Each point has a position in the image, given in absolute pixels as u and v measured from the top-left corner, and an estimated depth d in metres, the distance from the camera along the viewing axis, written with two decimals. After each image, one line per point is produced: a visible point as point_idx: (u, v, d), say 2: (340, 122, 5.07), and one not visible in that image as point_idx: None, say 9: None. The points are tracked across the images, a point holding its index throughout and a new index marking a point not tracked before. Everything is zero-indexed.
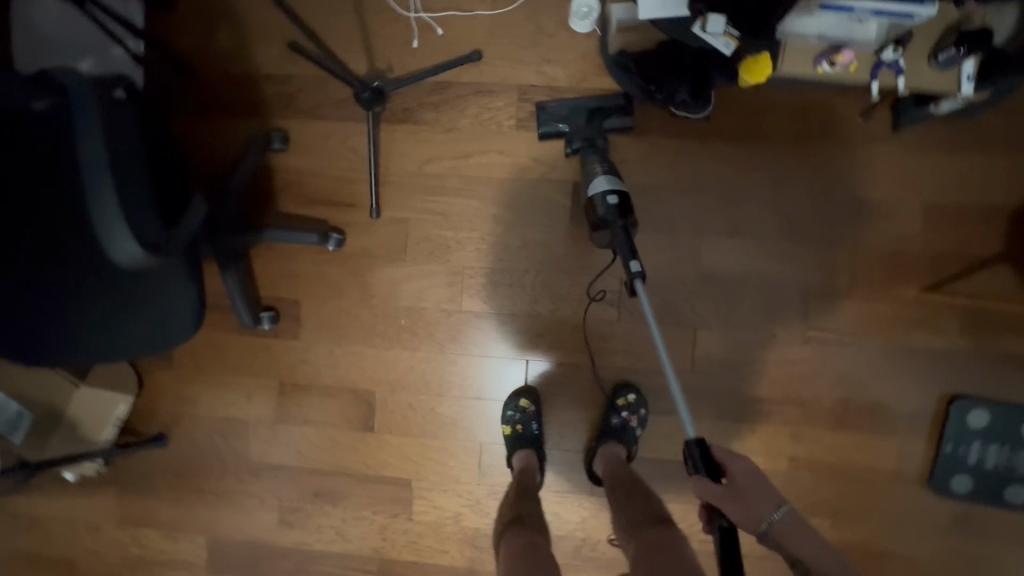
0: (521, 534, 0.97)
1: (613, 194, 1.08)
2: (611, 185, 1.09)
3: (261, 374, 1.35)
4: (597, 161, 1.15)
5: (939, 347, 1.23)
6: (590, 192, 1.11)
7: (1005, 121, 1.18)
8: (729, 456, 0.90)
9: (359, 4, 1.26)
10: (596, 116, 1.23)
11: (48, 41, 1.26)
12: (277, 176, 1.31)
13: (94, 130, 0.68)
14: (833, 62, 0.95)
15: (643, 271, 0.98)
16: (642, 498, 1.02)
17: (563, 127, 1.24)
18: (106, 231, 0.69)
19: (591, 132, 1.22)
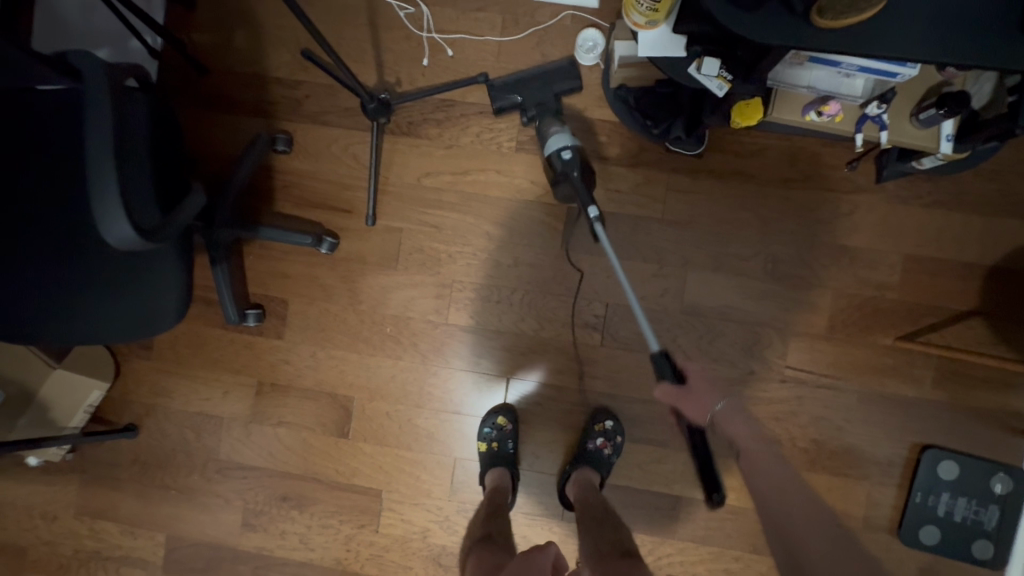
0: (492, 553, 0.95)
1: (568, 149, 1.07)
2: (566, 140, 1.09)
3: (240, 371, 1.34)
4: (555, 123, 1.13)
5: (912, 396, 1.25)
6: (545, 150, 1.10)
7: (983, 182, 1.23)
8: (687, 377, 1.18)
9: (373, 20, 1.31)
10: (546, 83, 1.27)
11: (71, 28, 1.29)
12: (277, 177, 1.33)
13: (104, 115, 0.71)
14: (820, 112, 0.99)
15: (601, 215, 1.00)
16: (610, 528, 1.01)
17: (516, 97, 1.27)
18: (102, 211, 0.70)
19: (545, 96, 1.25)
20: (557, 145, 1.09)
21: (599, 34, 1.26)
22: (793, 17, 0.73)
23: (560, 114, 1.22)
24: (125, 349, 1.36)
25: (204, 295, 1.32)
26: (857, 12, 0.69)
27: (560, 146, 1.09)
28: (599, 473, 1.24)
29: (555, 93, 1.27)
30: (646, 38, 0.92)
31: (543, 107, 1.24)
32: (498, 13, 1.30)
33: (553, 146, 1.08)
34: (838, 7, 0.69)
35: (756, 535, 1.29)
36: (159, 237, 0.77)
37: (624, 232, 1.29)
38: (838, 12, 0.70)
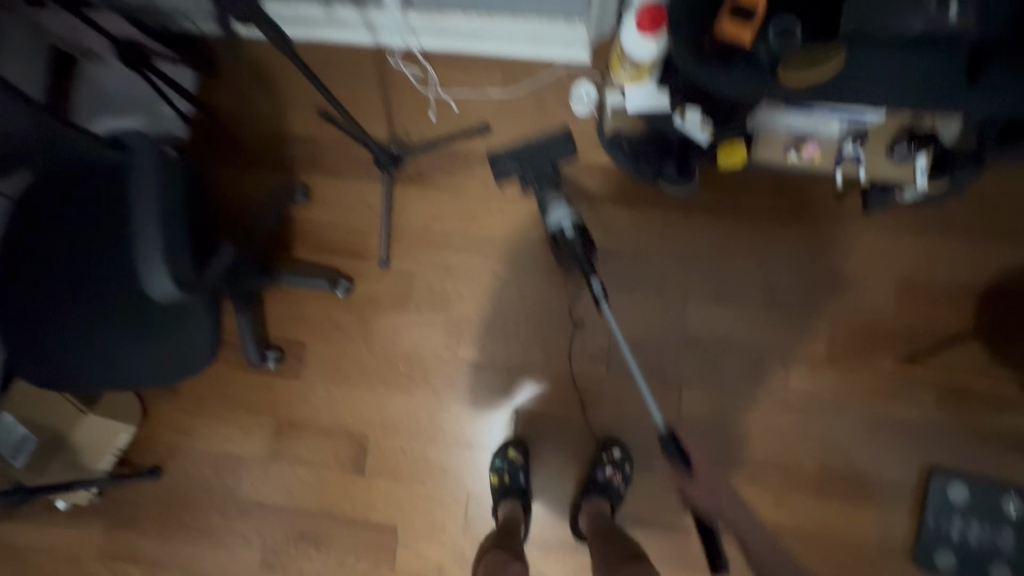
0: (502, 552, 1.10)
1: (570, 223, 1.15)
2: (567, 214, 1.16)
3: (261, 411, 1.40)
4: (555, 193, 1.21)
5: (915, 418, 1.27)
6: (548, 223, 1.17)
7: (966, 208, 1.28)
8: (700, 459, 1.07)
9: (384, 81, 1.43)
10: (547, 152, 1.37)
11: (109, 99, 1.42)
12: (296, 225, 1.42)
13: (151, 181, 0.80)
14: (799, 151, 1.07)
15: (606, 290, 1.08)
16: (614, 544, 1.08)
17: (519, 166, 1.37)
18: (147, 267, 0.78)
19: (544, 167, 1.35)
20: (557, 221, 1.16)
21: (592, 87, 1.37)
22: (760, 74, 0.80)
23: (558, 182, 1.33)
24: (151, 392, 1.43)
25: (227, 339, 1.40)
26: (817, 69, 0.77)
27: (561, 220, 1.16)
28: (608, 501, 1.26)
29: (555, 162, 1.37)
30: (632, 94, 0.99)
31: (543, 174, 1.34)
32: (498, 71, 1.41)
33: (555, 221, 1.16)
34: (799, 65, 0.77)
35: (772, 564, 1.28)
36: (194, 288, 0.85)
37: (624, 266, 1.36)
38: (800, 69, 0.77)
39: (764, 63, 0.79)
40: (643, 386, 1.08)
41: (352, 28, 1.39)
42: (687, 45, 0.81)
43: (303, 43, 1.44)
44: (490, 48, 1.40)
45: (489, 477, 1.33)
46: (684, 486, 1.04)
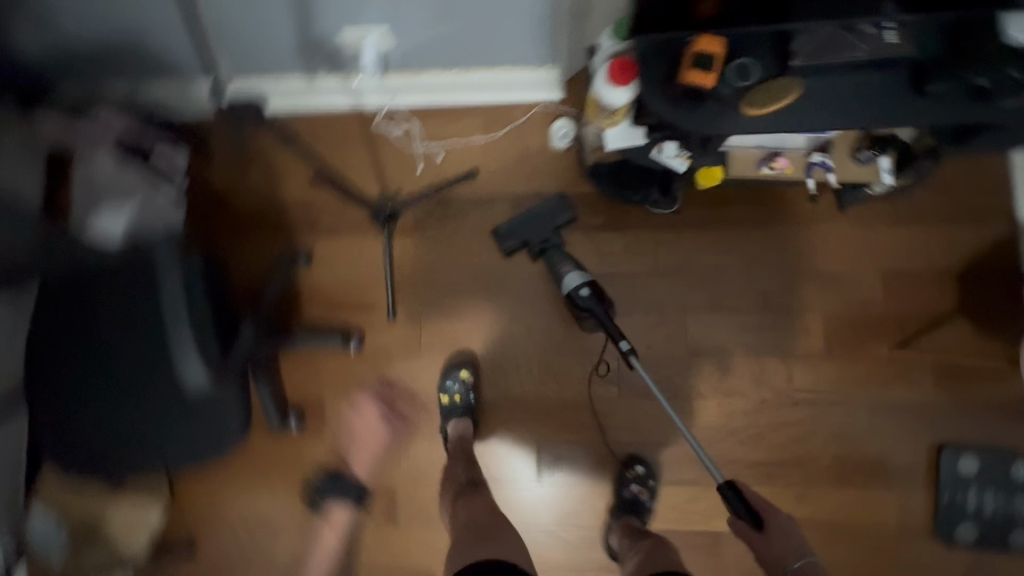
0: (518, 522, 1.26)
1: (586, 286, 1.26)
2: (582, 279, 1.27)
3: (288, 474, 1.42)
4: (565, 260, 1.32)
5: (919, 399, 1.32)
6: (566, 289, 1.28)
7: (933, 195, 1.37)
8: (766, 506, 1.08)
9: (372, 140, 1.49)
10: (547, 221, 1.41)
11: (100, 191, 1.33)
12: (302, 288, 1.47)
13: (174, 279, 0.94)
14: (772, 167, 1.15)
15: (634, 348, 1.16)
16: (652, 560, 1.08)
17: (523, 236, 1.41)
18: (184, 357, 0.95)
19: (545, 232, 1.40)
20: (571, 285, 1.28)
21: (569, 122, 1.44)
22: (727, 109, 0.87)
23: (563, 245, 1.39)
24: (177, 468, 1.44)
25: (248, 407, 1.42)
26: (778, 100, 0.85)
27: (576, 284, 1.27)
28: (638, 514, 1.32)
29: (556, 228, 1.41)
30: (611, 135, 1.04)
31: (549, 243, 1.38)
32: (478, 117, 1.48)
33: (570, 285, 1.27)
34: (761, 98, 0.85)
35: None
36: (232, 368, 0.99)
37: (622, 288, 1.41)
38: (761, 102, 0.85)
39: (729, 99, 0.86)
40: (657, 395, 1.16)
41: (334, 93, 1.46)
42: (658, 90, 0.87)
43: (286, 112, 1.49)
44: (467, 97, 1.47)
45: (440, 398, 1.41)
46: (749, 539, 1.06)
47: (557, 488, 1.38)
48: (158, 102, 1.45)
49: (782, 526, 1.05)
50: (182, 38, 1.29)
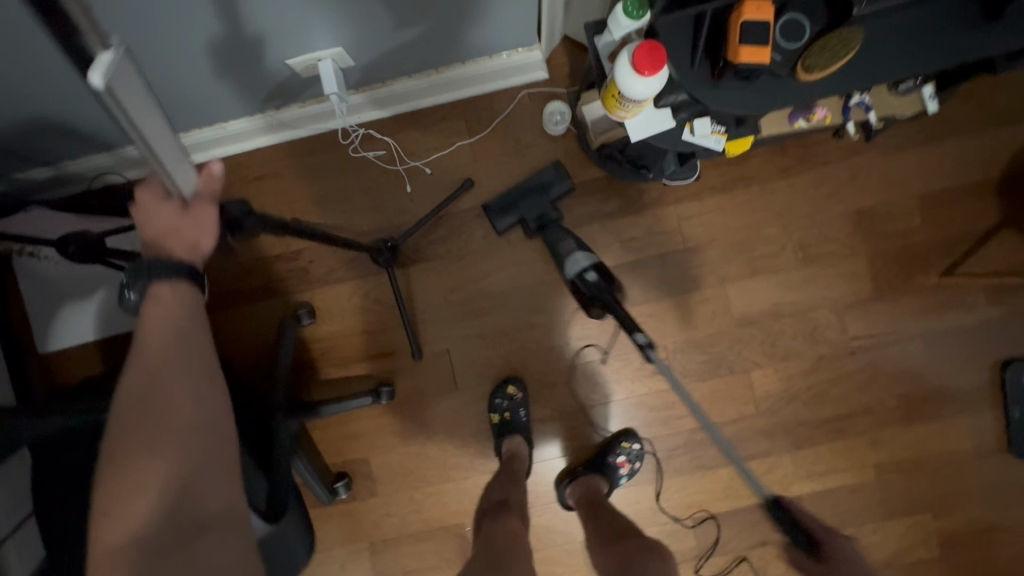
0: (500, 521, 0.98)
1: (592, 269, 1.13)
2: (589, 261, 1.15)
3: (350, 540, 1.35)
4: (567, 239, 1.22)
5: (975, 321, 1.29)
6: (571, 271, 1.16)
7: (962, 104, 1.27)
8: (828, 532, 0.95)
9: (349, 170, 1.32)
10: (542, 193, 1.29)
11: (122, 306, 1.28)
12: (313, 347, 1.34)
13: None
14: (809, 118, 1.03)
15: (650, 340, 0.92)
16: (618, 514, 1.08)
17: (515, 214, 1.29)
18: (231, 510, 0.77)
19: (543, 206, 1.28)
20: (576, 268, 1.15)
21: (564, 106, 1.29)
22: (778, 77, 0.75)
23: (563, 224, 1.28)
24: None
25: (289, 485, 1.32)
26: (839, 59, 0.71)
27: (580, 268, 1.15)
28: (607, 480, 1.24)
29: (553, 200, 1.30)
30: (634, 125, 0.90)
31: (545, 219, 1.28)
32: (460, 118, 1.31)
33: (575, 268, 1.15)
34: (819, 60, 0.72)
35: (886, 501, 1.30)
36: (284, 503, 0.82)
37: (655, 273, 1.31)
38: (821, 65, 0.72)
39: (780, 68, 0.75)
40: (681, 390, 1.03)
41: (293, 126, 1.28)
42: (697, 74, 0.75)
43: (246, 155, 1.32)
44: (444, 98, 1.30)
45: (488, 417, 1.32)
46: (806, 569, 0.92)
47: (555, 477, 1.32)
48: (93, 173, 1.24)
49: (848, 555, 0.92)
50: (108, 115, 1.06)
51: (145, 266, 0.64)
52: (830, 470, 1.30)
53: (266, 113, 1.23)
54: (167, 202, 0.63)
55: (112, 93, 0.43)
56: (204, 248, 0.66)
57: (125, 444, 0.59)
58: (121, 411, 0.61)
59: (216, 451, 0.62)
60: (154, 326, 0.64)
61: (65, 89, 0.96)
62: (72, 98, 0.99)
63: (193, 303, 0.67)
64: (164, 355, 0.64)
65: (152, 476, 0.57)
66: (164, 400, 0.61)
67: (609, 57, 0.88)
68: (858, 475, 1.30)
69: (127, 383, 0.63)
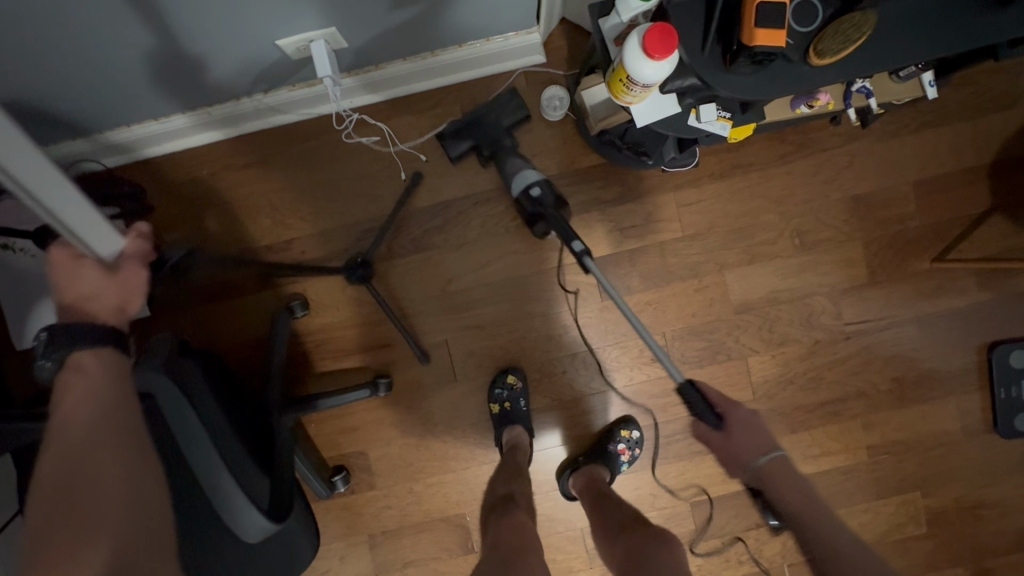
0: (508, 516, 0.98)
1: (538, 185, 1.08)
2: (534, 177, 1.10)
3: (348, 533, 1.33)
4: (517, 161, 1.18)
5: (964, 305, 1.31)
6: (516, 186, 1.11)
7: (956, 91, 1.28)
8: (730, 404, 1.00)
9: (342, 157, 1.29)
10: (497, 123, 1.24)
11: None
12: (307, 339, 1.31)
13: (192, 419, 0.70)
14: (811, 105, 1.02)
15: (587, 248, 0.94)
16: (623, 503, 1.08)
17: (469, 141, 1.24)
18: (237, 515, 0.69)
19: (496, 134, 1.23)
20: (524, 185, 1.10)
21: (563, 90, 1.26)
22: (790, 61, 0.74)
23: (515, 151, 1.23)
24: None
25: None
26: (853, 43, 0.70)
27: (528, 185, 1.10)
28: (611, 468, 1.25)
29: (507, 128, 1.25)
30: (640, 110, 0.89)
31: (496, 143, 1.23)
32: (456, 103, 1.28)
33: (520, 184, 1.10)
34: (832, 45, 0.71)
35: (877, 481, 1.33)
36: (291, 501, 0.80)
37: (654, 261, 1.31)
38: (833, 50, 0.71)
39: (793, 52, 0.74)
40: (620, 304, 0.93)
41: (260, 116, 1.23)
42: (708, 58, 0.74)
43: (235, 142, 1.28)
44: (439, 82, 1.26)
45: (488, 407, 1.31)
46: (712, 438, 1.04)
47: (557, 466, 1.33)
48: (69, 160, 1.18)
49: (746, 420, 0.99)
50: (86, 95, 1.01)
51: (64, 333, 0.63)
52: (824, 453, 1.33)
53: (252, 97, 1.17)
54: (88, 264, 0.63)
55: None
56: (130, 310, 0.68)
57: (45, 534, 0.53)
58: (38, 500, 0.55)
59: (152, 526, 0.57)
60: (76, 401, 0.62)
61: (25, 68, 0.89)
62: (33, 78, 0.92)
63: (118, 371, 0.66)
64: (85, 434, 0.60)
65: (81, 560, 0.51)
66: (89, 478, 0.57)
67: (615, 40, 0.87)
68: (852, 457, 1.33)
69: (43, 471, 0.57)
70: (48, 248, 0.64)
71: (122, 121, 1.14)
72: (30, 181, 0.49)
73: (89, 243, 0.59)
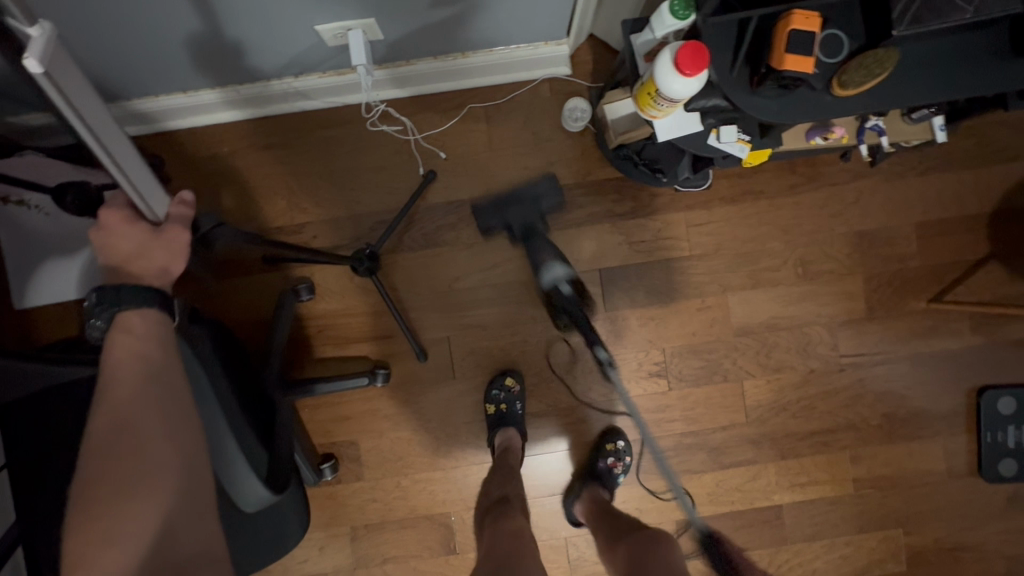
0: (504, 523, 0.97)
1: (568, 283, 1.07)
2: (565, 272, 1.07)
3: (330, 523, 1.32)
4: (547, 249, 1.09)
5: (956, 347, 1.34)
6: (546, 278, 1.08)
7: (963, 140, 1.32)
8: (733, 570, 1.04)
9: (361, 147, 1.31)
10: (531, 203, 1.11)
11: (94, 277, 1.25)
12: (309, 324, 1.31)
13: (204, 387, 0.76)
14: (826, 137, 1.05)
15: (611, 357, 0.99)
16: (621, 515, 1.09)
17: (494, 213, 1.11)
18: (235, 485, 0.76)
19: (531, 215, 1.11)
20: (552, 280, 1.07)
21: (585, 103, 1.29)
22: (814, 89, 0.78)
23: (549, 237, 1.12)
24: None
25: None
26: (874, 77, 0.74)
27: (557, 278, 1.08)
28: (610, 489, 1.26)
29: (543, 212, 1.13)
30: (664, 125, 0.92)
31: (532, 231, 1.11)
32: (479, 105, 1.31)
33: (551, 279, 1.07)
34: (855, 77, 0.74)
35: (861, 515, 1.34)
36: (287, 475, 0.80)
37: (659, 277, 1.33)
38: (856, 81, 0.75)
39: (818, 80, 0.77)
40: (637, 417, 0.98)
41: (286, 100, 1.25)
42: (736, 79, 0.78)
43: (259, 123, 1.29)
44: (466, 84, 1.29)
45: (483, 408, 1.31)
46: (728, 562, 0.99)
47: (548, 474, 1.33)
48: None
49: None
50: (124, 60, 1.02)
51: (112, 290, 0.63)
52: (811, 481, 1.34)
53: (282, 80, 1.19)
54: (139, 224, 0.66)
55: (53, 79, 0.45)
56: (174, 270, 0.69)
57: (98, 486, 0.56)
58: (91, 452, 0.58)
59: (194, 493, 0.60)
60: (124, 362, 0.62)
61: (73, 28, 0.90)
62: (76, 37, 0.93)
63: (165, 333, 0.66)
64: (130, 393, 0.61)
65: (133, 517, 0.55)
66: (135, 438, 0.58)
67: (645, 55, 0.91)
68: (838, 488, 1.34)
69: (94, 424, 0.59)
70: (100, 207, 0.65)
71: (150, 91, 1.15)
72: (109, 142, 0.54)
73: (146, 196, 0.62)
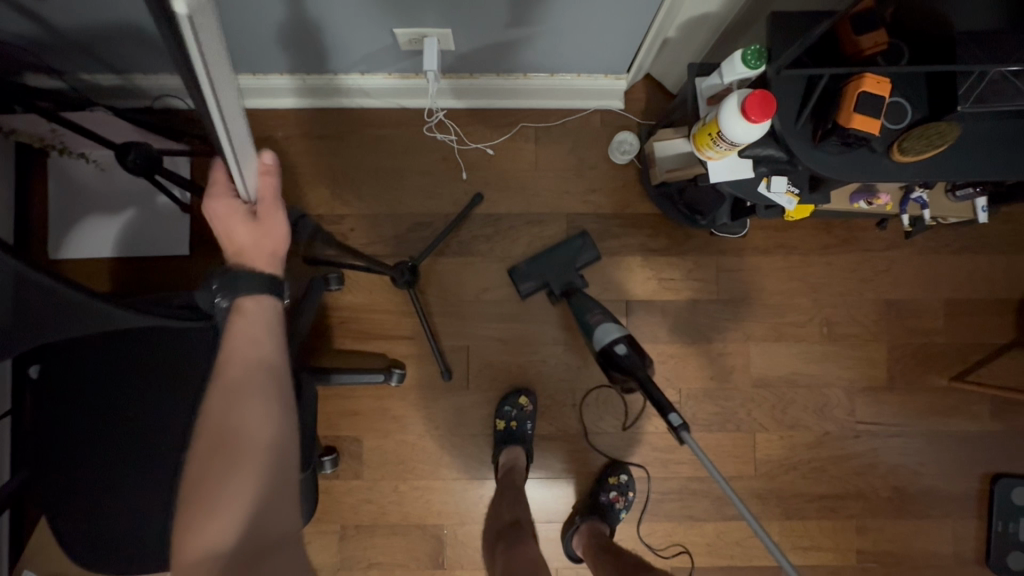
0: (515, 551, 0.95)
1: (622, 342, 1.06)
2: (614, 334, 1.08)
3: (321, 518, 1.29)
4: (597, 310, 1.16)
5: (974, 430, 1.33)
6: (599, 342, 1.09)
7: (999, 224, 1.34)
8: None
9: (410, 149, 1.34)
10: (571, 262, 1.30)
11: (123, 241, 1.27)
12: (332, 314, 1.32)
13: None
14: (871, 201, 1.07)
15: (683, 420, 0.89)
16: (626, 553, 1.07)
17: (541, 280, 1.30)
18: None
19: (568, 274, 1.29)
20: (606, 339, 1.08)
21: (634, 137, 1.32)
22: (874, 150, 0.80)
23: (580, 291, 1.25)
24: None
25: None
26: (933, 148, 0.77)
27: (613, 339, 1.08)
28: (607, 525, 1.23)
29: (579, 267, 1.30)
30: (718, 166, 0.94)
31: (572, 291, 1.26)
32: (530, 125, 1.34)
33: (605, 338, 1.08)
34: (915, 145, 0.77)
35: None
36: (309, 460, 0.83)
37: (684, 316, 1.33)
38: (914, 149, 0.77)
39: (878, 144, 0.80)
40: (723, 483, 0.86)
41: (348, 95, 1.29)
42: (800, 131, 0.80)
43: (316, 112, 1.33)
44: (521, 104, 1.32)
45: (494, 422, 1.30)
46: None
47: (547, 501, 1.31)
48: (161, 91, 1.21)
49: None
50: None
51: (232, 281, 0.67)
52: (812, 547, 1.31)
53: (350, 75, 1.23)
54: (241, 215, 0.64)
55: (195, 28, 0.35)
56: (282, 252, 0.69)
57: (207, 461, 0.61)
58: (204, 428, 0.63)
59: (284, 481, 0.63)
60: (240, 342, 0.67)
61: None
62: None
63: (274, 318, 0.70)
64: (243, 375, 0.66)
65: (231, 497, 0.59)
66: (242, 421, 0.63)
67: (710, 98, 0.95)
68: (839, 556, 1.31)
69: (210, 400, 0.65)
70: (204, 197, 0.63)
71: None
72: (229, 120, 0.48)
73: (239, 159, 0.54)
